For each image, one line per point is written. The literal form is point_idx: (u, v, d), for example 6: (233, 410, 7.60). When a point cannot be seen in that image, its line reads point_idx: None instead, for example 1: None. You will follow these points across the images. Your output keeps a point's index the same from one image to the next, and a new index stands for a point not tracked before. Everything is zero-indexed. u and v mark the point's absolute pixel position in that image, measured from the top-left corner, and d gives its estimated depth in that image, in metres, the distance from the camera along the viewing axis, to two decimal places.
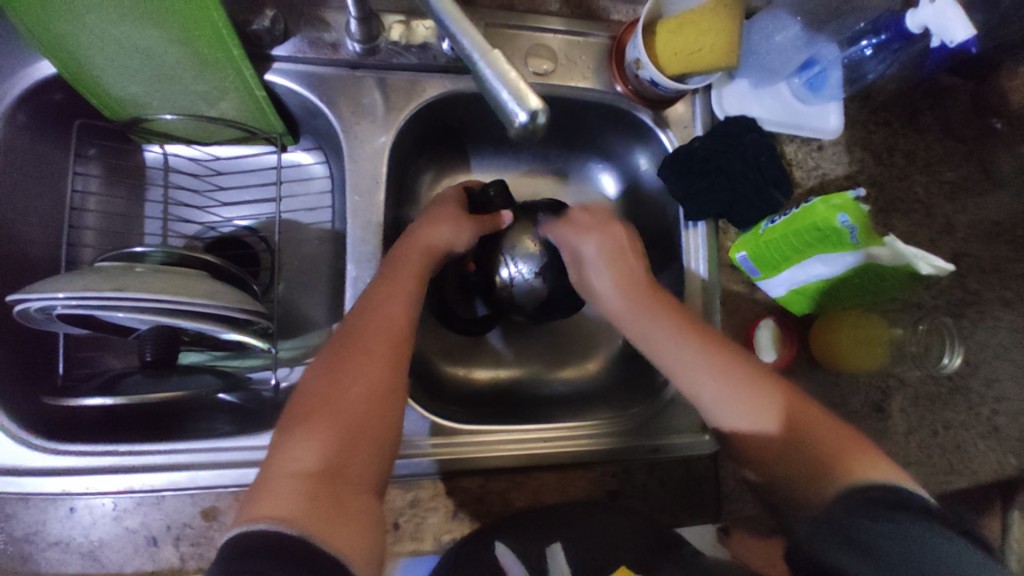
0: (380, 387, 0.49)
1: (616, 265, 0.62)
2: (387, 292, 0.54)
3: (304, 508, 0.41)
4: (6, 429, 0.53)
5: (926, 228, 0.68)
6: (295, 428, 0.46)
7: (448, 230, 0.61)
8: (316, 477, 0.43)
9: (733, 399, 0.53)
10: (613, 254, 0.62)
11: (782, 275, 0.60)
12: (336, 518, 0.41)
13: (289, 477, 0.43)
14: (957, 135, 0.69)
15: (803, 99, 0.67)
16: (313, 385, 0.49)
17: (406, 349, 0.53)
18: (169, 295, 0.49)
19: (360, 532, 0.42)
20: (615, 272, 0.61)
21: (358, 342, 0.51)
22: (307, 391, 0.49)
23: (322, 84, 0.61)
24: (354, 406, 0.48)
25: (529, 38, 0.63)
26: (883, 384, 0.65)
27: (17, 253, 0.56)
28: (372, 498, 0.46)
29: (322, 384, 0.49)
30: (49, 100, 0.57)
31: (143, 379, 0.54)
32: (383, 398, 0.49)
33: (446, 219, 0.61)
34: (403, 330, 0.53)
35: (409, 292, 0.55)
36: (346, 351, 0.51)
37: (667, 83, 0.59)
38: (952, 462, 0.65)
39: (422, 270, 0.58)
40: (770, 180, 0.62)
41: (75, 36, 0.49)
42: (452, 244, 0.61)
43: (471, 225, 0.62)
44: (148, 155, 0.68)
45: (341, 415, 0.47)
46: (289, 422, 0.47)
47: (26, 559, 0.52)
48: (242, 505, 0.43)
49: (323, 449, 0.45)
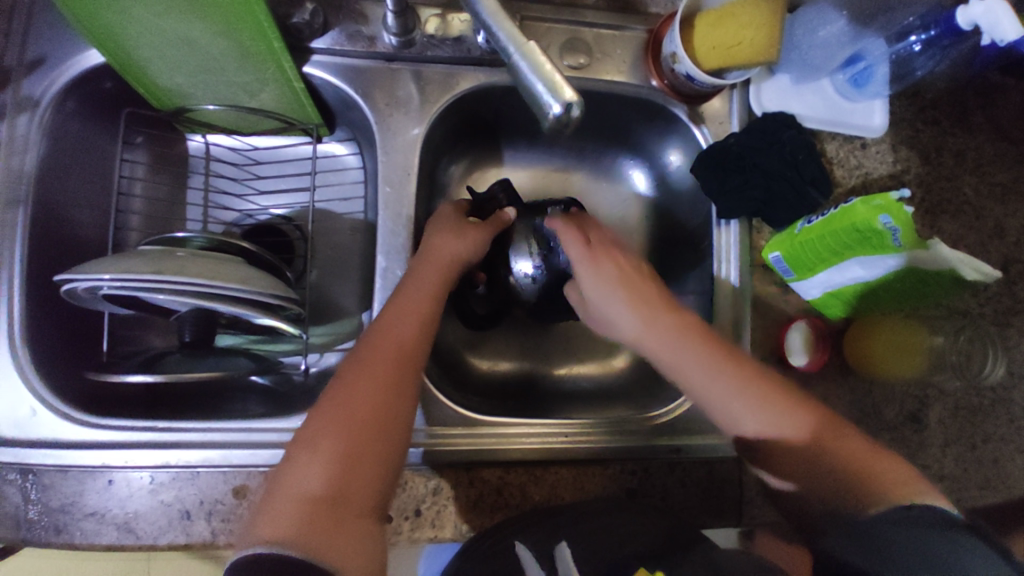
0: (383, 409, 0.50)
1: (625, 288, 0.57)
2: (399, 311, 0.55)
3: (305, 533, 0.44)
4: (48, 401, 0.55)
5: (974, 232, 0.66)
6: (302, 446, 0.48)
7: (461, 242, 0.60)
8: (320, 500, 0.45)
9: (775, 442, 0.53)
10: (619, 279, 0.57)
11: (818, 277, 0.59)
12: (334, 541, 0.44)
13: (293, 497, 0.45)
14: (1006, 138, 0.68)
15: (848, 96, 0.65)
16: (324, 403, 0.50)
17: (413, 368, 0.53)
18: (207, 279, 0.51)
19: (355, 554, 0.44)
20: (626, 297, 0.57)
21: (371, 359, 0.52)
22: (318, 409, 0.50)
23: (358, 77, 0.62)
24: (358, 427, 0.48)
25: (565, 31, 0.63)
26: (920, 394, 0.64)
27: (66, 236, 0.59)
28: (374, 519, 0.47)
29: (333, 404, 0.49)
30: (99, 88, 0.60)
31: (182, 359, 0.57)
32: (389, 419, 0.50)
33: (451, 231, 0.60)
34: (412, 350, 0.53)
35: (419, 310, 0.55)
36: (355, 372, 0.51)
37: (704, 78, 0.58)
38: (989, 478, 0.64)
39: (436, 283, 0.57)
40: (809, 180, 0.60)
41: (123, 27, 0.51)
42: (467, 254, 0.61)
43: (479, 233, 0.61)
44: (192, 144, 0.70)
45: (347, 434, 0.48)
46: (300, 438, 0.49)
47: (61, 530, 0.54)
48: (256, 515, 0.46)
49: (327, 472, 0.46)
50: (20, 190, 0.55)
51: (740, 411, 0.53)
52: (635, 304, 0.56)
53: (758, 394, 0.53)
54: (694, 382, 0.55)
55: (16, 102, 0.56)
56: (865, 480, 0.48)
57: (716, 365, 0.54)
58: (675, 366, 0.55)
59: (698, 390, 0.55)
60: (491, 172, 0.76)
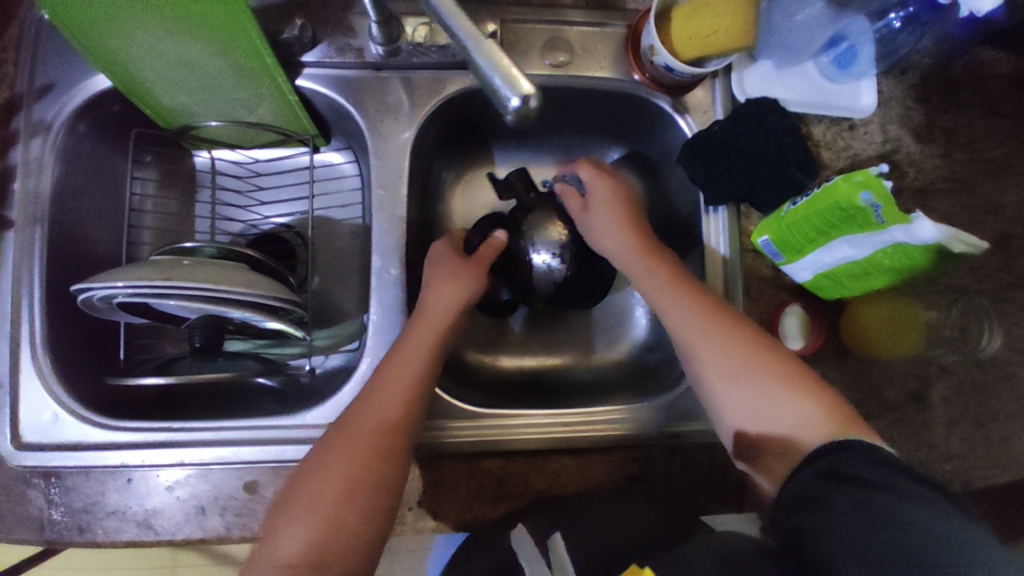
0: (367, 475, 0.52)
1: (616, 209, 0.65)
2: (387, 375, 0.56)
3: None
4: (68, 407, 0.58)
5: (970, 208, 0.65)
6: (287, 513, 0.51)
7: (454, 284, 0.62)
8: (298, 567, 0.48)
9: (753, 396, 0.53)
10: (614, 201, 0.65)
11: (806, 258, 0.59)
12: None
13: (274, 564, 0.48)
14: (999, 113, 0.67)
15: (833, 78, 0.66)
16: (310, 470, 0.52)
17: (400, 434, 0.54)
18: (212, 284, 0.54)
19: None
20: (615, 218, 0.64)
21: (357, 425, 0.54)
22: (304, 475, 0.52)
23: (350, 86, 0.64)
24: (341, 494, 0.51)
25: (545, 31, 0.65)
26: (922, 373, 0.63)
27: (82, 253, 0.63)
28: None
29: (319, 470, 0.52)
30: (108, 111, 0.64)
31: (193, 361, 0.60)
32: (370, 484, 0.52)
33: (446, 275, 0.63)
34: (399, 415, 0.55)
35: (416, 364, 0.57)
36: (342, 437, 0.53)
37: (682, 67, 0.59)
38: (998, 457, 0.63)
39: (428, 343, 0.58)
40: (794, 162, 0.61)
41: (127, 52, 0.54)
42: (465, 293, 0.63)
43: (473, 272, 0.64)
44: (197, 159, 0.73)
45: (329, 503, 0.50)
46: (285, 502, 0.52)
47: (84, 529, 0.58)
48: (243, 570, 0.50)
49: (307, 540, 0.49)
50: (38, 210, 0.59)
51: (723, 344, 0.55)
52: (625, 226, 0.64)
53: (746, 339, 0.55)
54: (674, 306, 0.58)
55: (32, 128, 0.60)
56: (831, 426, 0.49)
57: (700, 296, 0.58)
58: (664, 298, 0.59)
59: (676, 312, 0.58)
60: (483, 173, 0.78)
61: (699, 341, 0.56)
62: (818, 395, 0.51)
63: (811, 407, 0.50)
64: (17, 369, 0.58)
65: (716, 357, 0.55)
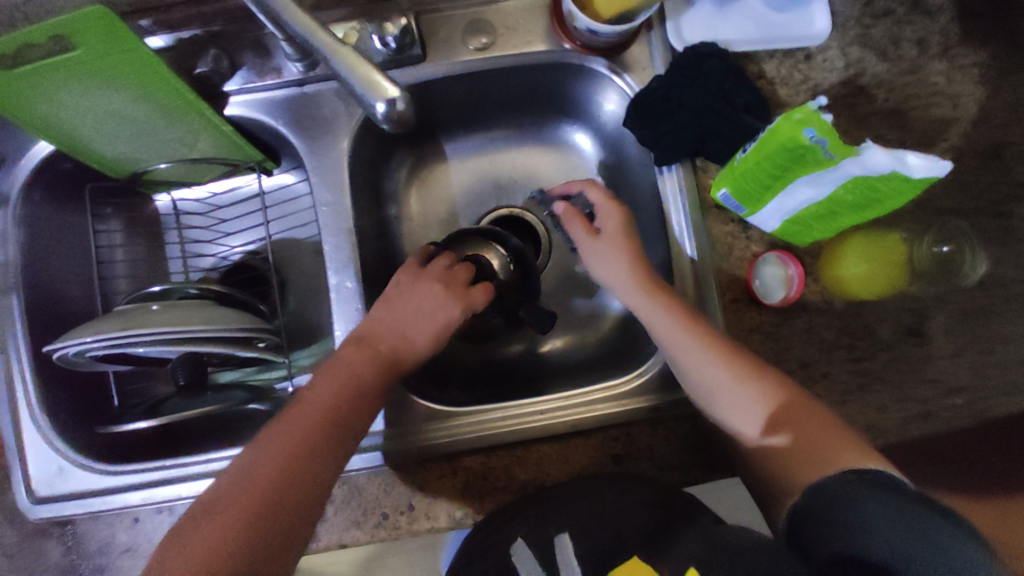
0: (299, 475, 0.48)
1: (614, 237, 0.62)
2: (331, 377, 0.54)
3: None
4: (70, 458, 0.62)
5: (952, 122, 0.60)
6: (206, 516, 0.46)
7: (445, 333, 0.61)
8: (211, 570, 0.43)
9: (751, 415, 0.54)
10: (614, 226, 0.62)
11: (769, 206, 0.56)
12: None
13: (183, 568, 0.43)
14: (974, 12, 0.61)
15: (778, 9, 0.61)
16: (237, 472, 0.48)
17: (340, 438, 0.51)
18: (173, 326, 0.55)
19: None
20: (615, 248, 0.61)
21: (294, 425, 0.50)
22: (230, 477, 0.48)
23: (281, 107, 0.64)
24: (269, 492, 0.47)
25: (465, 15, 0.63)
26: (916, 306, 0.59)
27: (60, 311, 0.65)
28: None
29: (247, 473, 0.48)
30: (60, 170, 0.65)
31: (181, 400, 0.61)
32: (304, 488, 0.48)
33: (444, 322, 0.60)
34: (342, 418, 0.52)
35: (363, 368, 0.55)
36: (276, 438, 0.50)
37: (604, 28, 0.56)
38: (1012, 382, 0.59)
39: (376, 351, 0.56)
40: (741, 107, 0.58)
41: (55, 114, 0.55)
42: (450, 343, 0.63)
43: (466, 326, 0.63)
44: (159, 204, 0.75)
45: (255, 502, 0.46)
46: (205, 505, 0.47)
47: (104, 569, 0.61)
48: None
49: (224, 542, 0.44)
50: (10, 277, 0.62)
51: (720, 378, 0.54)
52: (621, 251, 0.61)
53: (745, 372, 0.54)
54: (673, 335, 0.56)
55: None
56: (828, 453, 0.50)
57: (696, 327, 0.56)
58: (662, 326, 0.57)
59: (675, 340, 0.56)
60: (438, 169, 0.77)
61: (697, 373, 0.55)
62: (822, 420, 0.53)
63: (811, 429, 0.52)
64: (18, 428, 0.62)
65: (717, 389, 0.54)
